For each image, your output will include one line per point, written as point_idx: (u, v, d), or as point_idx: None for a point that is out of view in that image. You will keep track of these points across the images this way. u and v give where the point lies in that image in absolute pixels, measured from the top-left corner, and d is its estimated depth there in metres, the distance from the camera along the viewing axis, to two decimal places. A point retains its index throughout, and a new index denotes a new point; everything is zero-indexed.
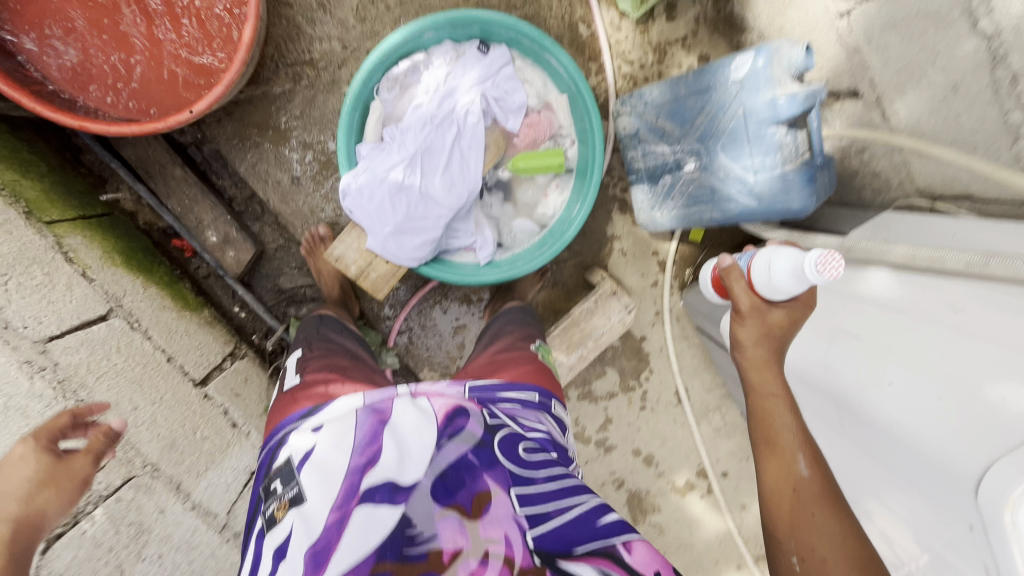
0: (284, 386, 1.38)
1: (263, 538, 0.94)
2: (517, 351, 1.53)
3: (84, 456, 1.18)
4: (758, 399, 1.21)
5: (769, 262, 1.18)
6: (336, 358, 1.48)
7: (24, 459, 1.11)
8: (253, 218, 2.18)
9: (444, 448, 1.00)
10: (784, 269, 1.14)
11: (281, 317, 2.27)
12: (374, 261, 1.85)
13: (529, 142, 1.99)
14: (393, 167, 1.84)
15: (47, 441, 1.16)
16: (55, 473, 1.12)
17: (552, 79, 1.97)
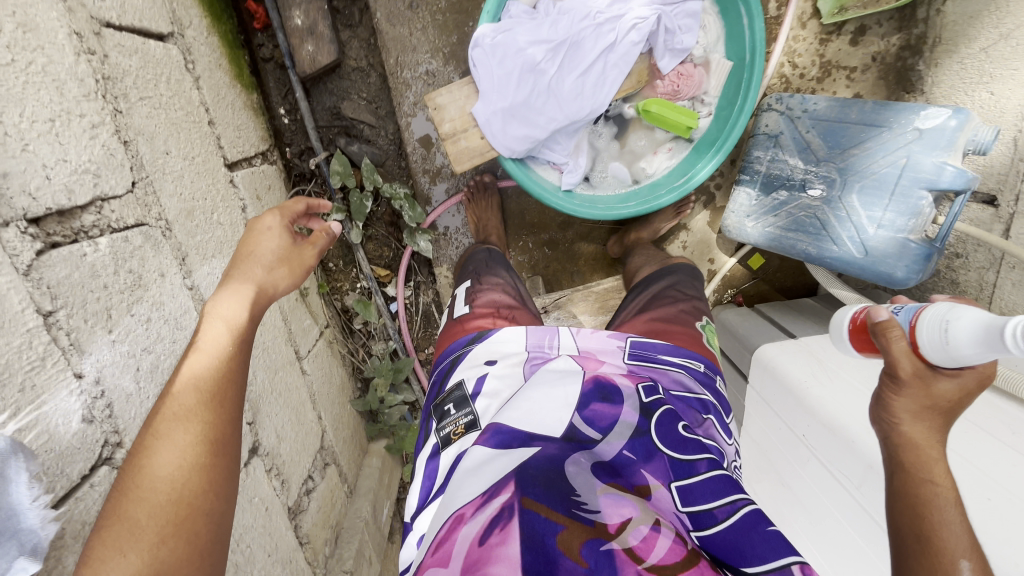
0: (455, 315, 1.41)
1: (438, 453, 1.06)
2: (677, 324, 1.33)
3: (308, 250, 1.34)
4: (912, 483, 0.92)
5: (945, 320, 0.90)
6: (508, 297, 1.44)
7: (268, 238, 1.27)
8: (345, 24, 1.90)
9: (602, 444, 0.98)
10: (968, 334, 0.86)
11: (325, 143, 2.02)
12: (470, 130, 1.65)
13: (670, 91, 1.82)
14: (536, 42, 1.63)
15: (278, 228, 1.30)
16: (288, 255, 1.27)
17: (726, 39, 1.79)
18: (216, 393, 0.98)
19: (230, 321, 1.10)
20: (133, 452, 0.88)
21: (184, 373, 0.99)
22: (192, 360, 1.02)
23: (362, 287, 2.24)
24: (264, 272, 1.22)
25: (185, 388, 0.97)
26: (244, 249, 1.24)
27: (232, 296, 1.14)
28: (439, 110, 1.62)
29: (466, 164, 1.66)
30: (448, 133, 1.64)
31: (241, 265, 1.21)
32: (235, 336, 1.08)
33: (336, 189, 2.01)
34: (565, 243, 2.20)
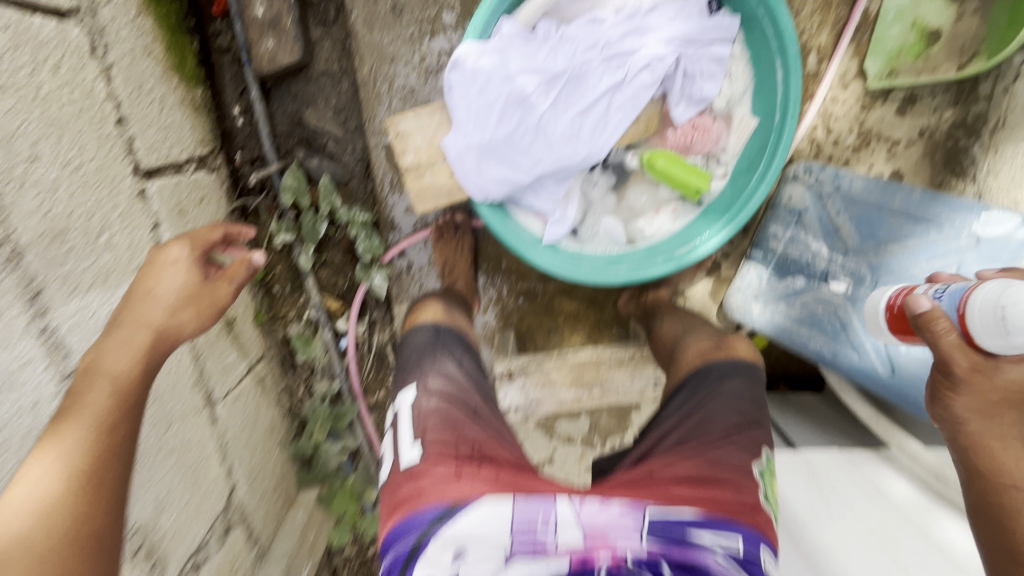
0: (402, 463, 1.06)
1: None
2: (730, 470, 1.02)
3: (223, 287, 1.15)
4: (995, 494, 0.95)
5: (998, 293, 0.93)
6: (461, 419, 1.11)
7: (177, 273, 1.09)
8: (317, 21, 1.64)
9: None
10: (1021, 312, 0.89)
11: (281, 153, 1.75)
12: (438, 164, 1.38)
13: (682, 145, 1.55)
14: (527, 72, 1.36)
15: (199, 253, 1.15)
16: (197, 292, 1.10)
17: (755, 93, 1.52)
18: (92, 471, 0.83)
19: (118, 377, 0.93)
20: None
21: (42, 454, 0.81)
22: (57, 434, 0.85)
23: (309, 318, 1.95)
24: (170, 315, 1.04)
25: (37, 475, 0.79)
26: (144, 285, 1.06)
27: (121, 349, 0.96)
28: (404, 138, 1.36)
29: (429, 203, 1.40)
30: (411, 165, 1.37)
31: (139, 305, 1.03)
32: (120, 400, 0.91)
33: (287, 206, 1.74)
34: (545, 296, 1.92)
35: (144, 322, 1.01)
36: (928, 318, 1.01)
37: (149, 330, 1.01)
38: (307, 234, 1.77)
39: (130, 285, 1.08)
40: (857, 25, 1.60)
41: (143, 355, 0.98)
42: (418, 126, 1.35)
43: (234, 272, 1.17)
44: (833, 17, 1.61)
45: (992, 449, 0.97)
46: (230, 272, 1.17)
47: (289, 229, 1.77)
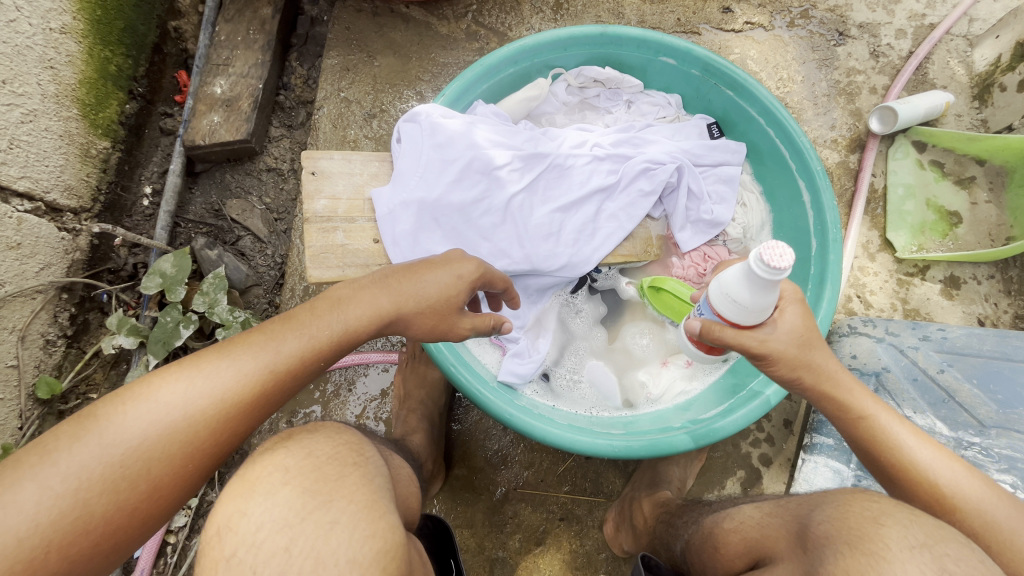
0: None
1: None
2: None
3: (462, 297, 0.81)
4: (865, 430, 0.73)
5: (719, 288, 0.70)
6: None
7: (434, 286, 0.79)
8: (282, 123, 1.50)
9: None
10: (747, 295, 0.66)
11: (177, 241, 1.37)
12: (359, 223, 0.98)
13: (692, 274, 1.19)
14: (502, 144, 1.10)
15: (468, 289, 0.81)
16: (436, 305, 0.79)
17: (775, 228, 1.25)
18: (235, 397, 0.65)
19: (313, 347, 0.70)
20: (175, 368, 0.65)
21: (239, 353, 0.67)
22: (271, 337, 0.69)
23: None
24: (422, 305, 0.78)
25: (253, 358, 0.67)
26: (387, 279, 0.78)
27: (390, 284, 0.77)
28: (322, 181, 0.98)
29: (332, 271, 0.94)
30: (321, 214, 0.96)
31: (332, 299, 0.74)
32: (290, 353, 0.69)
33: (148, 302, 1.26)
34: (491, 494, 1.22)
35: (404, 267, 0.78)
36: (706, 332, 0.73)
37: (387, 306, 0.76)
38: (154, 341, 1.21)
39: (394, 265, 0.85)
40: (868, 197, 1.45)
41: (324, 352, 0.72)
42: (346, 173, 1.00)
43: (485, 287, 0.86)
44: (840, 187, 1.48)
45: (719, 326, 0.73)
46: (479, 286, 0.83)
47: (135, 331, 1.23)
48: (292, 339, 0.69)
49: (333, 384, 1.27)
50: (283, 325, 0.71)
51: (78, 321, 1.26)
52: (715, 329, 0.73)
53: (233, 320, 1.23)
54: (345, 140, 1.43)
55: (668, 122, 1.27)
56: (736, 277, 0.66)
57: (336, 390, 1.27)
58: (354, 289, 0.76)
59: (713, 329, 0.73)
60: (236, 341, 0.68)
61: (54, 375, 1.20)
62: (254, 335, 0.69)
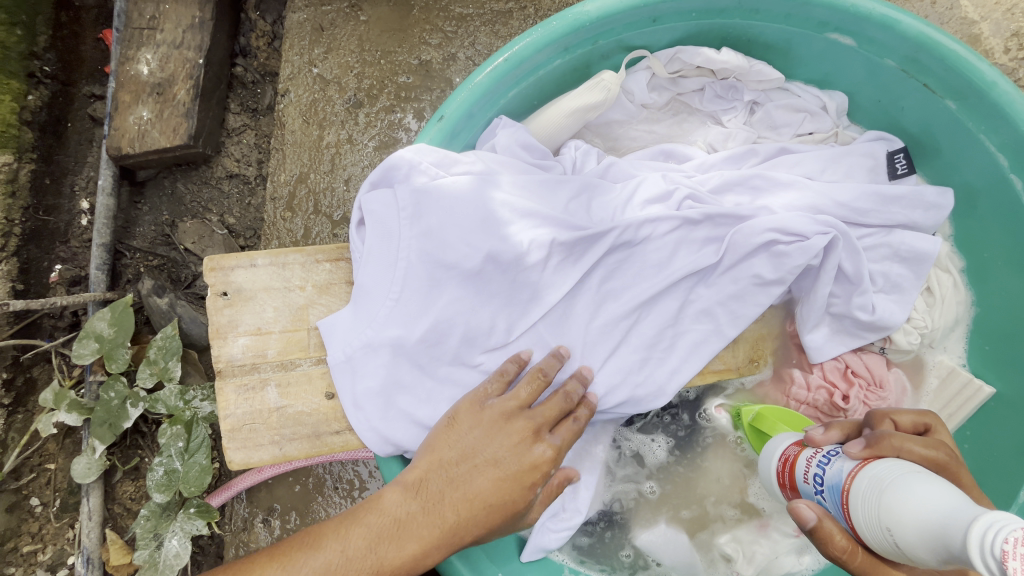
0: None
1: None
2: None
3: (545, 448, 0.60)
4: None
5: (878, 490, 0.50)
6: None
7: (502, 471, 0.58)
8: (244, 106, 1.10)
9: None
10: (919, 546, 0.44)
11: (123, 278, 1.07)
12: (301, 371, 0.62)
13: (826, 403, 0.75)
14: (529, 218, 0.65)
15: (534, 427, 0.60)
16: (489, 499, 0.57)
17: (974, 331, 0.76)
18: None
19: (363, 575, 0.53)
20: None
21: (276, 567, 0.52)
22: (324, 544, 0.53)
23: (73, 569, 1.07)
24: (485, 506, 0.57)
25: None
26: (433, 458, 0.58)
27: (461, 478, 0.57)
28: (240, 304, 0.62)
29: (261, 454, 0.61)
30: (239, 364, 0.61)
31: (393, 516, 0.56)
32: (337, 573, 0.52)
33: (91, 366, 1.01)
34: None
35: (503, 414, 0.59)
36: (824, 540, 0.53)
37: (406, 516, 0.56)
38: (99, 424, 0.97)
39: (440, 433, 0.60)
40: None
41: None
42: (278, 287, 0.63)
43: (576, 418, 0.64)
44: None
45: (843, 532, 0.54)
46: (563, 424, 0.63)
47: (76, 408, 0.98)
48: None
49: (316, 481, 1.00)
50: (334, 527, 0.55)
51: (20, 382, 1.03)
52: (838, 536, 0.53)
53: (185, 409, 0.92)
54: (321, 143, 1.01)
55: (816, 145, 0.76)
56: (920, 510, 0.45)
57: (319, 486, 1.00)
58: (397, 496, 0.57)
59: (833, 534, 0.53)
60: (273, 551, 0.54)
61: None
62: (296, 545, 0.54)
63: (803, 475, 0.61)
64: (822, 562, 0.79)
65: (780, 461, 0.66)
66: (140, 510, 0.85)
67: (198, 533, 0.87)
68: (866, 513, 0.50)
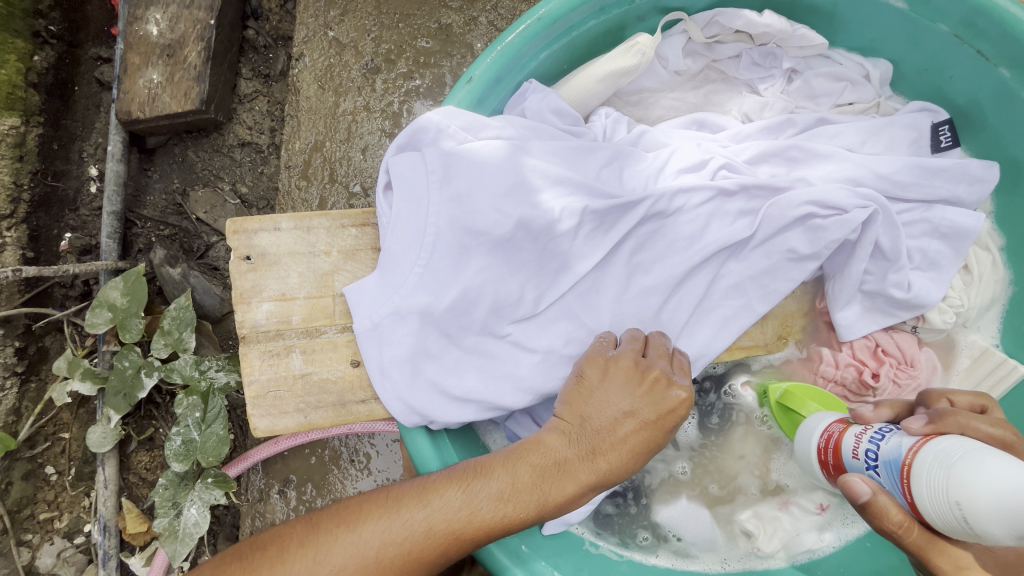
0: None
1: None
2: None
3: (683, 391, 0.57)
4: None
5: (941, 466, 0.48)
6: None
7: (643, 418, 0.55)
8: (255, 71, 1.07)
9: None
10: (992, 521, 0.43)
11: (134, 248, 1.05)
12: (326, 339, 0.61)
13: (856, 381, 0.74)
14: (557, 185, 0.62)
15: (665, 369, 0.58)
16: (641, 436, 0.55)
17: (1010, 311, 0.75)
18: (416, 558, 0.51)
19: (506, 520, 0.52)
20: (357, 507, 0.53)
21: (417, 509, 0.52)
22: (464, 493, 0.53)
23: (89, 537, 1.07)
24: (627, 453, 0.55)
25: (435, 522, 0.52)
26: (570, 412, 0.57)
27: (601, 428, 0.55)
28: (263, 270, 0.61)
29: (286, 422, 0.60)
30: (263, 330, 0.59)
31: (533, 461, 0.55)
32: (478, 521, 0.52)
33: (104, 336, 1.00)
34: None
35: (630, 372, 0.58)
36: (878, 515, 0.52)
37: (564, 455, 0.55)
38: (113, 393, 0.96)
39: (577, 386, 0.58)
40: None
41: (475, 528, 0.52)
42: (302, 252, 0.61)
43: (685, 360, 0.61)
44: None
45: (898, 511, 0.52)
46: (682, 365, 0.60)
47: (90, 376, 0.98)
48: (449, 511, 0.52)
49: (331, 453, 1.00)
50: (498, 461, 0.56)
51: (32, 351, 1.02)
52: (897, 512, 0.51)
53: (200, 379, 0.91)
54: (336, 111, 0.97)
55: (856, 115, 0.73)
56: (989, 485, 0.44)
57: (335, 459, 1.00)
58: (555, 440, 0.56)
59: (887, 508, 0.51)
60: (413, 489, 0.54)
61: (11, 422, 0.99)
62: (433, 487, 0.54)
63: (851, 450, 0.60)
64: (843, 540, 0.78)
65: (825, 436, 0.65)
66: (158, 480, 0.85)
67: (216, 502, 0.87)
68: (926, 491, 0.49)
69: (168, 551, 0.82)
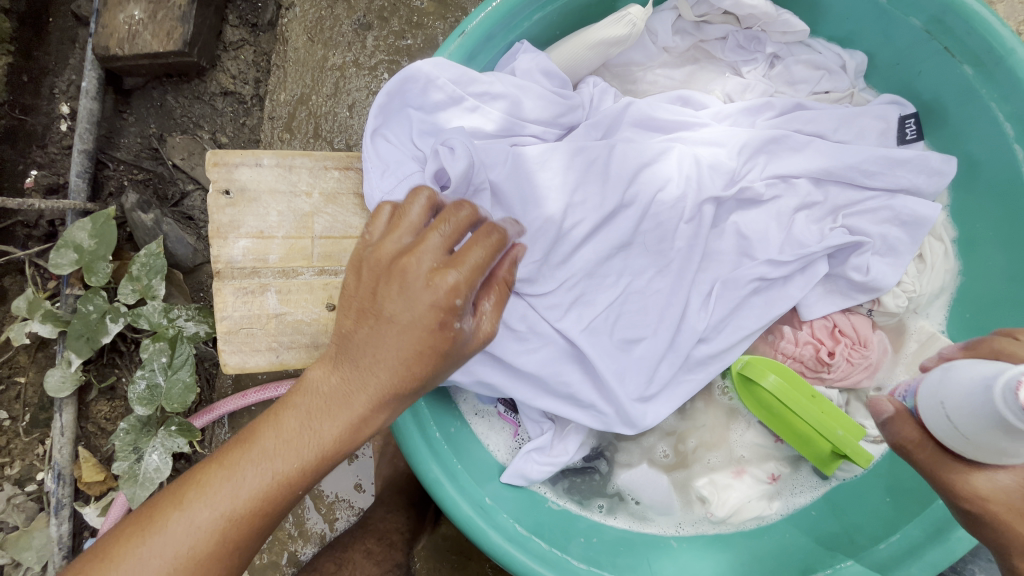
0: None
1: None
2: None
3: (457, 273, 0.46)
4: None
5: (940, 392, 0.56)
6: None
7: (408, 323, 0.46)
8: (242, 19, 1.04)
9: None
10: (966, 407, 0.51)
11: (105, 191, 1.01)
12: (302, 280, 0.61)
13: (813, 358, 0.78)
14: (540, 155, 0.68)
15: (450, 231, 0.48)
16: (417, 351, 0.46)
17: (957, 300, 0.80)
18: (195, 566, 0.44)
19: (284, 483, 0.46)
20: (111, 539, 0.45)
21: (174, 517, 0.45)
22: (225, 473, 0.46)
23: (41, 486, 1.04)
24: (405, 365, 0.46)
25: (196, 519, 0.44)
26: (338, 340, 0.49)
27: (372, 345, 0.47)
28: (242, 205, 0.60)
29: (257, 359, 0.60)
30: (240, 265, 0.59)
31: (303, 409, 0.48)
32: (255, 497, 0.45)
33: (68, 278, 0.97)
34: (483, 561, 0.99)
35: (392, 258, 0.47)
36: (896, 427, 0.58)
37: (328, 397, 0.47)
38: (75, 337, 0.94)
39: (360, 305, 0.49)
40: None
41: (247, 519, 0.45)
42: (282, 190, 0.61)
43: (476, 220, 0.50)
44: None
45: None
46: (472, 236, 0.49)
47: (52, 319, 0.95)
48: (208, 520, 0.45)
49: None
50: (253, 431, 0.47)
51: None
52: (998, 496, 0.54)
53: (168, 327, 0.89)
54: (325, 64, 0.96)
55: (831, 103, 0.77)
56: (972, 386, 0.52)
57: None
58: (316, 385, 0.48)
59: (976, 479, 0.54)
60: (155, 506, 0.46)
61: None
62: (176, 498, 0.46)
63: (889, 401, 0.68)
64: (791, 508, 0.82)
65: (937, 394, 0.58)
66: (120, 423, 0.83)
67: (179, 451, 0.86)
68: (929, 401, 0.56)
69: (127, 494, 0.81)
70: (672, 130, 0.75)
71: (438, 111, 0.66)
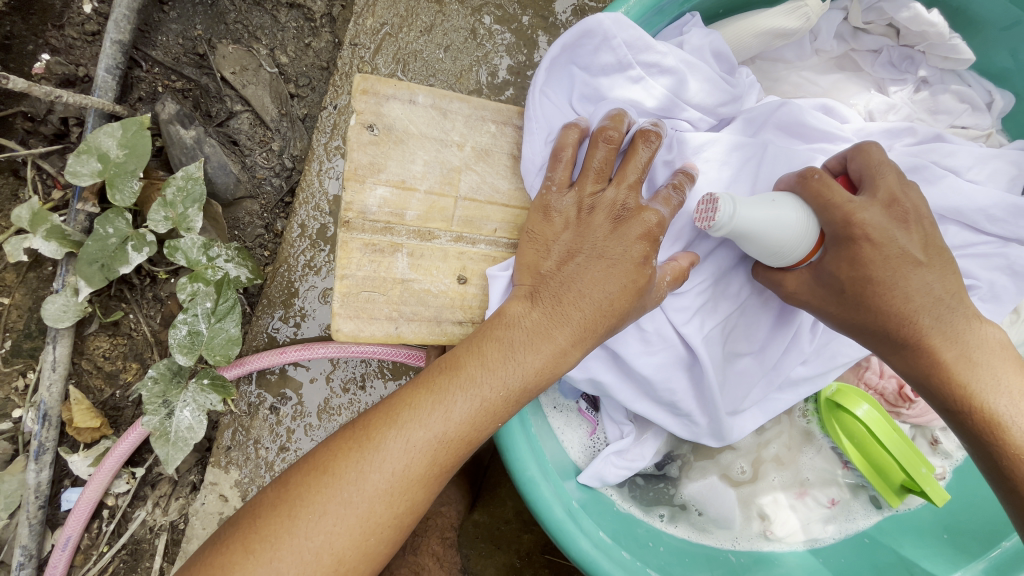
0: None
1: None
2: None
3: (656, 225, 0.53)
4: None
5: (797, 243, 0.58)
6: None
7: (621, 262, 0.52)
8: None
9: None
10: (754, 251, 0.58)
11: (134, 95, 0.86)
12: (438, 244, 0.55)
13: (894, 393, 0.79)
14: (697, 143, 0.62)
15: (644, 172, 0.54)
16: (626, 287, 0.52)
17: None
18: (417, 473, 0.49)
19: (489, 409, 0.50)
20: (337, 443, 0.50)
21: (399, 429, 0.49)
22: (437, 397, 0.50)
23: (18, 424, 0.89)
24: (613, 302, 0.52)
25: (413, 436, 0.49)
26: (539, 275, 0.53)
27: (582, 280, 0.52)
28: (386, 146, 0.54)
29: (374, 329, 0.52)
30: (375, 219, 0.53)
31: (503, 340, 0.52)
32: (462, 421, 0.50)
33: (82, 190, 0.82)
34: (511, 552, 0.94)
35: (583, 207, 0.53)
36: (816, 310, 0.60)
37: (534, 323, 0.52)
38: (87, 262, 0.79)
39: (567, 236, 0.53)
40: None
41: (459, 431, 0.50)
42: (433, 137, 0.55)
43: (680, 189, 0.57)
44: None
45: (865, 240, 0.56)
46: (663, 195, 0.56)
47: (58, 236, 0.79)
48: (426, 429, 0.49)
49: (341, 375, 0.92)
50: (462, 354, 0.52)
51: None
52: (806, 291, 0.60)
53: (207, 267, 0.77)
54: None
55: (968, 139, 0.74)
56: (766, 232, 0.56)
57: (342, 382, 0.92)
58: (521, 313, 0.52)
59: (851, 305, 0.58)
60: (380, 414, 0.51)
61: None
62: (400, 403, 0.51)
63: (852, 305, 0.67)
64: (844, 533, 0.83)
65: (819, 248, 0.59)
66: (150, 371, 0.74)
67: (212, 409, 0.77)
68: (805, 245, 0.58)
69: (161, 454, 0.73)
70: (817, 140, 0.68)
71: (602, 76, 0.58)
